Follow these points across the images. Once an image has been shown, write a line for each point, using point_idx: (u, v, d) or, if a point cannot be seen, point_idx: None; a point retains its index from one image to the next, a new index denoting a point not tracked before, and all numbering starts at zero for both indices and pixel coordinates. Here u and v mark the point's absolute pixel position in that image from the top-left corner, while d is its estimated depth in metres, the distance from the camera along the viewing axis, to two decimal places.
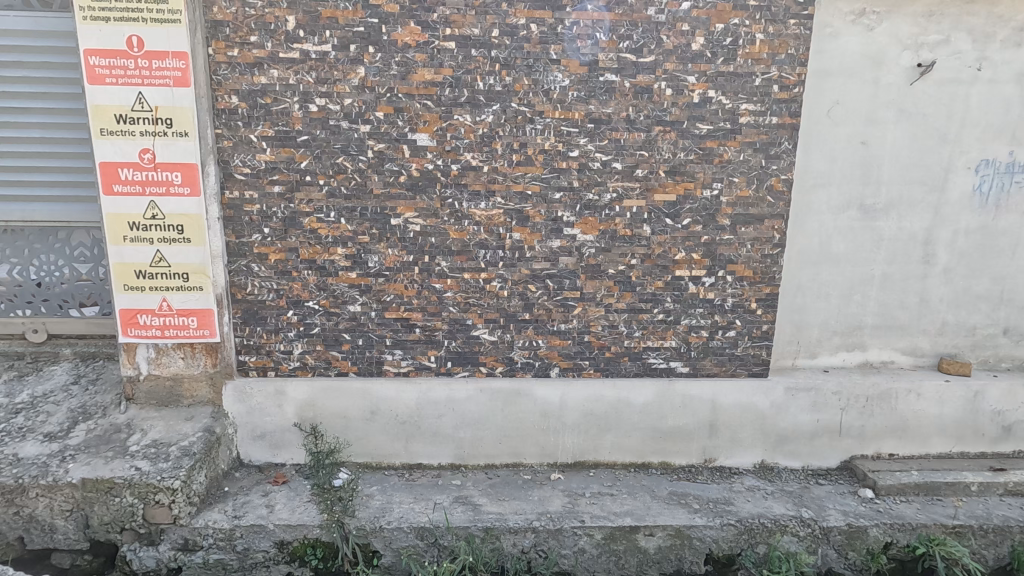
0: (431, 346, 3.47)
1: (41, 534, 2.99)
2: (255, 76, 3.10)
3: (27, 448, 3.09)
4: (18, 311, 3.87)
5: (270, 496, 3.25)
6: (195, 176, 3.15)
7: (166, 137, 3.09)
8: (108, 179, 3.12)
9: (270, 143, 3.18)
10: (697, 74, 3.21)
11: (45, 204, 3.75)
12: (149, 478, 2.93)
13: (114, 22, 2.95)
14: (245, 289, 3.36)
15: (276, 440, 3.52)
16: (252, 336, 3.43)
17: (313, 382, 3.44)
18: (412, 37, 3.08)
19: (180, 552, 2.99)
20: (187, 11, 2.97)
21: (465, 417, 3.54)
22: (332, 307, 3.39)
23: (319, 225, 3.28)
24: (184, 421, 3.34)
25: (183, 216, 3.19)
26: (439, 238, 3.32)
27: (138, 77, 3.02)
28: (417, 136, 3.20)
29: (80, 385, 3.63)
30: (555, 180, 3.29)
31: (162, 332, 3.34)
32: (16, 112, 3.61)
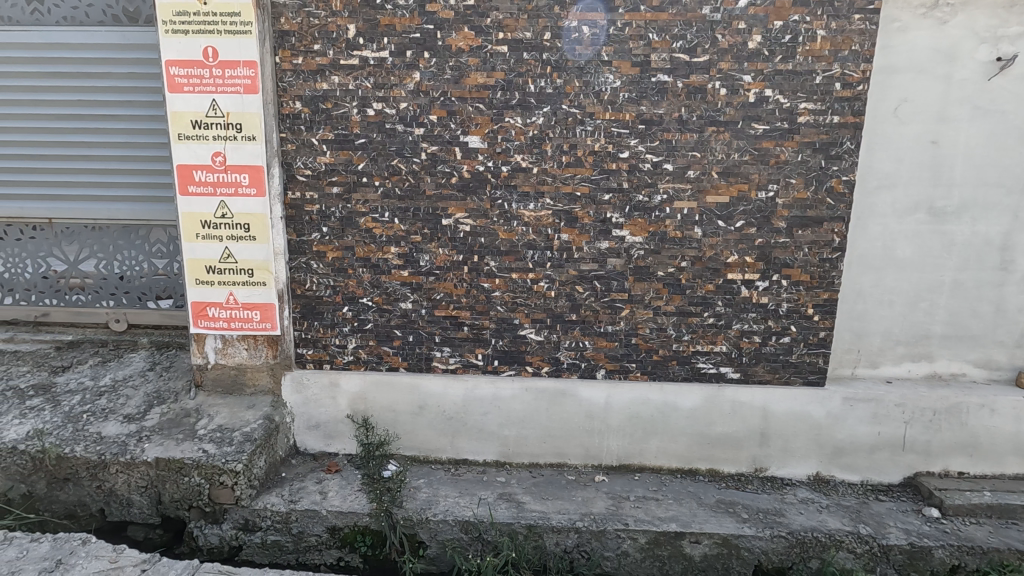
0: (479, 345, 3.53)
1: (119, 507, 3.23)
2: (317, 82, 3.26)
3: (109, 427, 3.36)
4: (103, 302, 4.24)
5: (323, 483, 3.39)
6: (262, 177, 3.34)
7: (236, 141, 3.30)
8: (184, 180, 3.36)
9: (330, 146, 3.33)
10: (753, 73, 3.14)
11: (127, 204, 4.07)
12: (215, 460, 3.13)
13: (193, 34, 3.18)
14: (304, 285, 3.53)
15: (330, 430, 3.66)
16: (309, 330, 3.59)
17: (365, 376, 3.58)
18: (465, 42, 3.16)
19: (241, 531, 3.18)
20: (257, 22, 3.16)
21: (511, 415, 3.58)
22: (385, 304, 3.51)
23: (374, 224, 3.41)
24: (247, 408, 3.54)
25: (249, 215, 3.39)
26: (488, 238, 3.38)
27: (213, 85, 3.24)
28: (469, 138, 3.27)
29: (155, 372, 3.92)
30: (604, 182, 3.29)
31: (228, 324, 3.56)
32: (104, 119, 3.93)
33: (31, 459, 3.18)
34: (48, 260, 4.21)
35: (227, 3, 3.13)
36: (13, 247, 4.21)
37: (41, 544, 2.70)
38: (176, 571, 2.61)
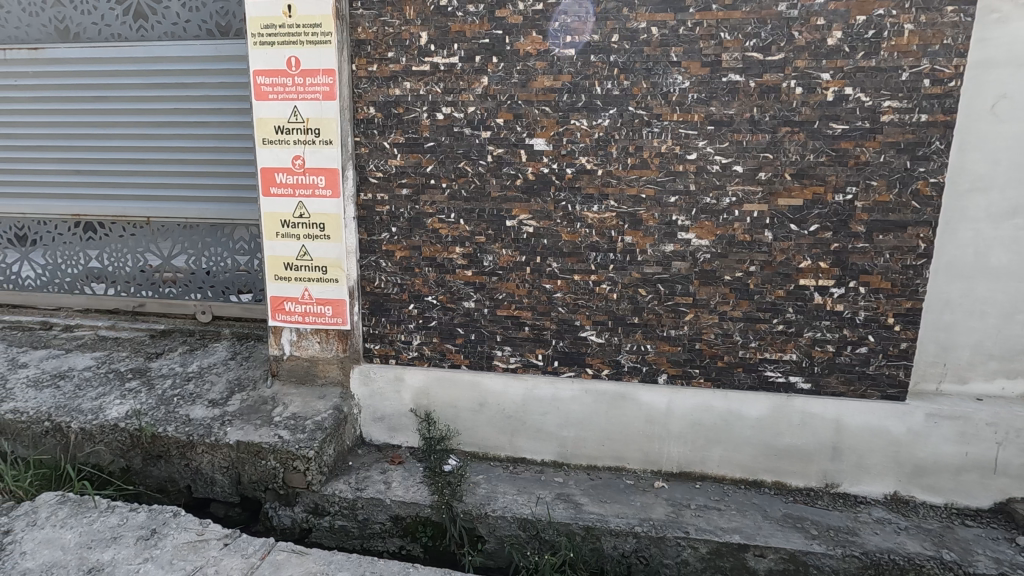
0: (540, 345, 3.56)
1: (203, 485, 3.46)
2: (390, 88, 3.40)
3: (196, 410, 3.62)
4: (192, 295, 4.59)
5: (387, 474, 3.52)
6: (337, 179, 3.52)
7: (314, 145, 3.49)
8: (266, 182, 3.59)
9: (401, 149, 3.46)
10: (832, 71, 3.01)
11: (215, 204, 4.39)
12: (289, 445, 3.30)
13: (278, 45, 3.39)
14: (373, 283, 3.67)
15: (393, 423, 3.80)
16: (377, 326, 3.73)
17: (428, 372, 3.69)
18: (533, 46, 3.21)
19: (311, 515, 3.35)
20: (336, 32, 3.34)
21: (570, 416, 3.59)
22: (449, 302, 3.61)
23: (441, 225, 3.51)
24: (318, 398, 3.74)
25: (325, 215, 3.57)
26: (552, 240, 3.41)
27: (295, 93, 3.44)
28: (535, 141, 3.31)
29: (236, 361, 4.20)
30: (670, 184, 3.25)
31: (303, 318, 3.76)
32: (196, 125, 4.25)
33: (129, 435, 3.45)
34: (145, 255, 4.60)
35: (310, 15, 3.33)
36: (116, 243, 4.63)
37: (138, 514, 2.95)
38: (255, 547, 2.79)
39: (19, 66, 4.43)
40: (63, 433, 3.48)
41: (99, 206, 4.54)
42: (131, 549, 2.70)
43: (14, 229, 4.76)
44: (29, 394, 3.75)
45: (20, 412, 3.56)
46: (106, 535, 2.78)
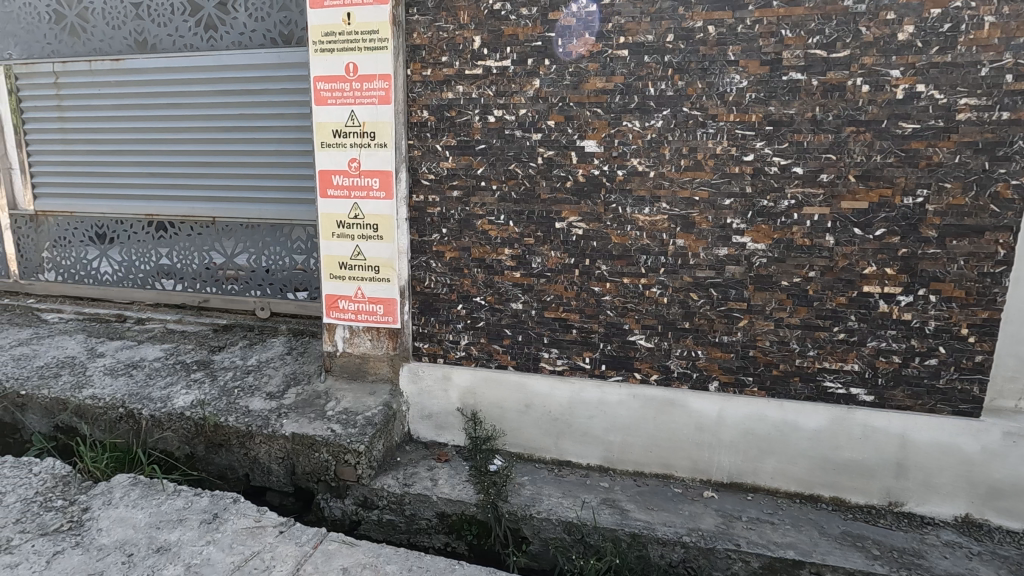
0: (587, 348, 3.54)
1: (260, 474, 3.60)
2: (443, 92, 3.46)
3: (254, 402, 3.78)
4: (253, 291, 4.82)
5: (434, 471, 3.58)
6: (390, 181, 3.61)
7: (370, 148, 3.59)
8: (324, 184, 3.72)
9: (452, 151, 3.51)
10: (902, 68, 2.86)
11: (276, 205, 4.58)
12: (341, 439, 3.40)
13: (338, 52, 3.52)
14: (423, 283, 3.74)
15: (440, 421, 3.86)
16: (426, 325, 3.80)
17: (475, 372, 3.73)
18: (586, 48, 3.20)
19: (360, 508, 3.44)
20: (393, 38, 3.43)
21: (616, 421, 3.55)
22: (497, 303, 3.63)
23: (490, 226, 3.54)
24: (368, 395, 3.84)
25: (378, 216, 3.67)
26: (601, 242, 3.39)
27: (352, 97, 3.55)
28: (586, 143, 3.30)
29: (292, 356, 4.38)
30: (725, 186, 3.17)
31: (356, 316, 3.87)
32: (260, 130, 4.45)
33: (193, 424, 3.63)
34: (211, 253, 4.85)
35: (368, 22, 3.43)
36: (184, 241, 4.90)
37: (201, 498, 3.10)
38: (308, 536, 2.89)
39: (102, 76, 4.76)
40: (135, 419, 3.70)
41: (171, 206, 4.82)
42: (195, 532, 2.84)
43: (95, 228, 5.11)
44: (105, 382, 4.01)
45: (97, 398, 3.81)
46: (173, 516, 2.94)
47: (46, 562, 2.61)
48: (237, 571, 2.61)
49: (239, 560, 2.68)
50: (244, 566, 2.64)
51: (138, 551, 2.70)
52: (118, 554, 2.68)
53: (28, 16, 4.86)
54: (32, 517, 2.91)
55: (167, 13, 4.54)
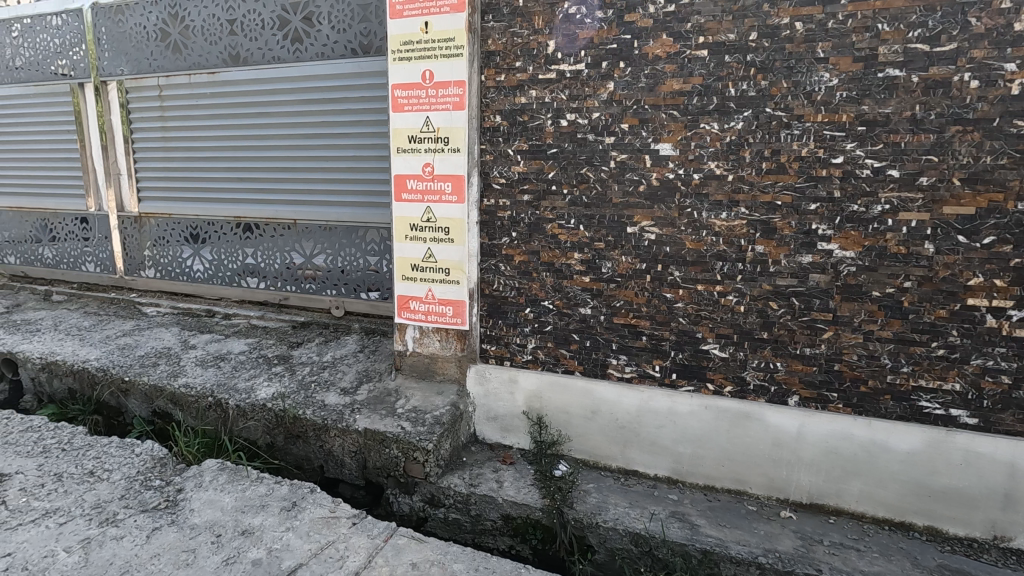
0: (657, 356, 3.45)
1: (334, 466, 3.74)
2: (516, 97, 3.48)
3: (329, 396, 3.94)
4: (329, 291, 5.04)
5: (499, 473, 3.60)
6: (463, 186, 3.67)
7: (443, 153, 3.66)
8: (399, 188, 3.84)
9: (524, 155, 3.53)
10: (1019, 60, 2.61)
11: (353, 208, 4.78)
12: (410, 436, 3.46)
13: (415, 60, 3.62)
14: (492, 286, 3.78)
15: (506, 423, 3.88)
16: (494, 328, 3.83)
17: (542, 376, 3.72)
18: (663, 49, 3.13)
19: (427, 505, 3.51)
20: (468, 45, 3.49)
21: (687, 432, 3.44)
22: (565, 308, 3.61)
23: (560, 231, 3.52)
24: (437, 394, 3.92)
25: (450, 220, 3.74)
26: (674, 248, 3.30)
27: (428, 103, 3.64)
28: (661, 146, 3.23)
29: (364, 354, 4.55)
30: (811, 190, 3.01)
31: (426, 317, 3.96)
32: (340, 137, 4.66)
33: (274, 415, 3.82)
34: (291, 254, 5.11)
35: (445, 31, 3.51)
36: (268, 242, 5.19)
37: (282, 486, 3.27)
38: (379, 529, 2.98)
39: (200, 89, 5.14)
40: (222, 408, 3.95)
41: (257, 209, 5.13)
42: (276, 518, 3.00)
43: (190, 229, 5.51)
44: (197, 372, 4.31)
45: (190, 387, 4.10)
46: (256, 502, 3.12)
47: (147, 537, 2.83)
48: (315, 559, 2.73)
49: (316, 548, 2.80)
50: (320, 554, 2.76)
51: (226, 532, 2.88)
52: (208, 534, 2.86)
53: (137, 35, 5.31)
54: (134, 494, 3.16)
55: (258, 27, 4.83)
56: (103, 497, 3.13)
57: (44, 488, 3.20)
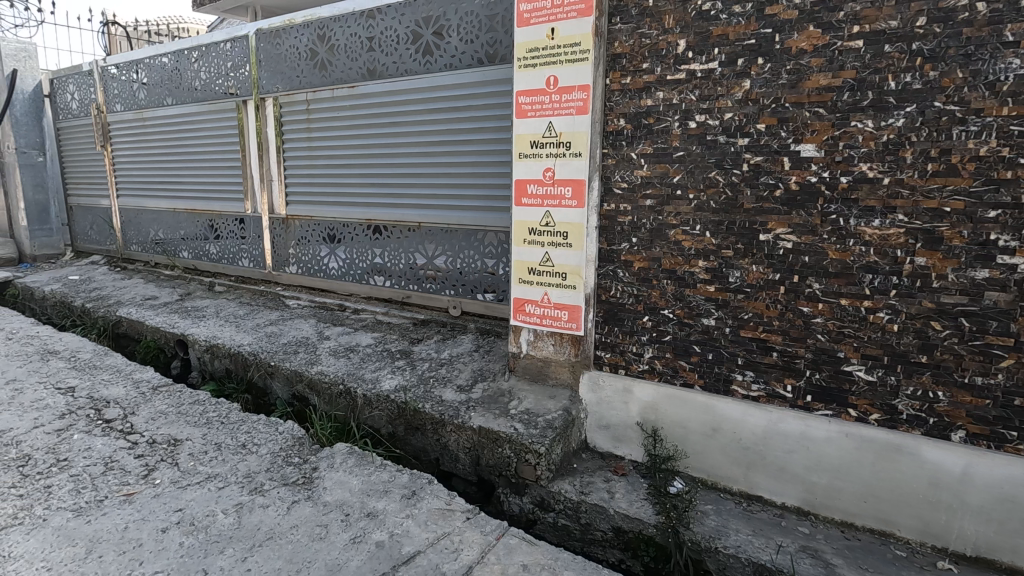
0: (789, 374, 3.18)
1: (449, 460, 3.87)
2: (643, 99, 3.38)
3: (447, 392, 4.10)
4: (447, 291, 5.27)
5: (611, 483, 3.52)
6: (583, 190, 3.64)
7: (565, 157, 3.66)
8: (520, 193, 3.91)
9: (648, 159, 3.42)
10: None
11: (472, 212, 4.96)
12: (523, 438, 3.49)
13: (540, 67, 3.67)
14: (609, 292, 3.69)
15: (618, 433, 3.79)
16: (609, 335, 3.74)
17: (658, 388, 3.59)
18: (809, 42, 2.88)
19: (537, 507, 3.52)
20: (594, 49, 3.46)
21: (823, 460, 3.15)
22: (687, 318, 3.44)
23: (684, 237, 3.37)
24: (549, 398, 3.93)
25: (570, 224, 3.73)
26: (815, 258, 3.02)
27: (551, 109, 3.67)
28: (802, 147, 2.97)
29: (480, 353, 4.69)
30: (989, 195, 2.61)
31: (541, 321, 3.99)
32: (464, 144, 4.87)
33: (396, 406, 4.05)
34: (415, 255, 5.41)
35: (571, 36, 3.52)
36: (394, 243, 5.54)
37: (402, 475, 3.45)
38: (491, 527, 3.04)
39: (341, 101, 5.61)
40: (352, 396, 4.27)
41: (386, 212, 5.50)
42: (397, 504, 3.17)
43: (327, 230, 6.04)
44: (330, 361, 4.70)
45: (324, 375, 4.47)
46: (380, 487, 3.32)
47: (288, 508, 3.13)
48: (432, 548, 2.84)
49: (432, 537, 2.92)
50: (437, 544, 2.87)
51: (353, 512, 3.10)
52: (338, 512, 3.10)
53: (291, 55, 5.92)
54: (278, 468, 3.51)
55: (393, 43, 5.16)
56: (252, 468, 3.51)
57: (208, 455, 3.66)
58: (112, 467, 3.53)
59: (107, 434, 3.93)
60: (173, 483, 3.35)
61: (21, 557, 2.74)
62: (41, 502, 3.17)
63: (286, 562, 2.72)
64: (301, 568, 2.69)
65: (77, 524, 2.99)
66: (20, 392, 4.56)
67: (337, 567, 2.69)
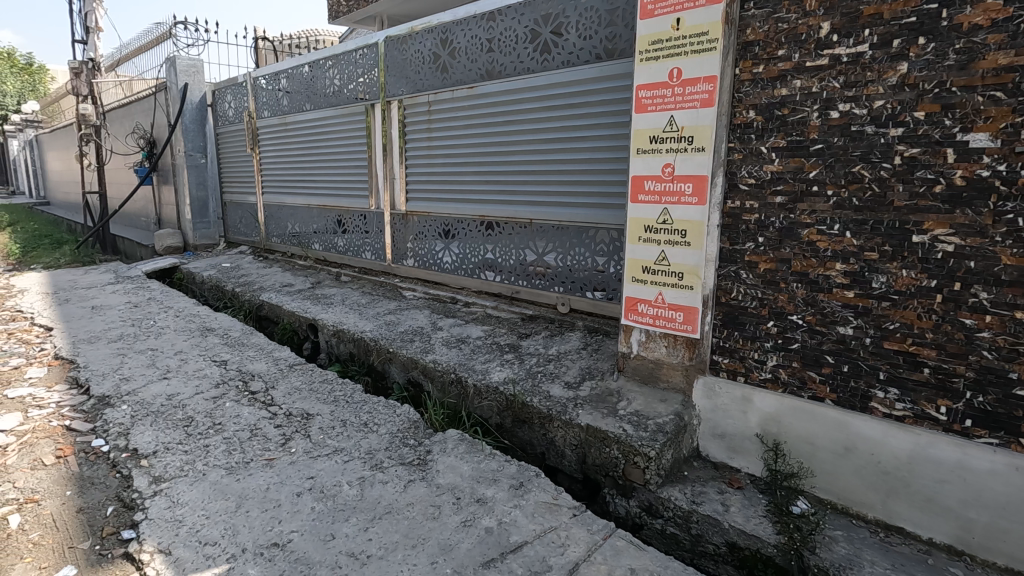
0: (944, 395, 2.81)
1: (555, 456, 3.88)
2: (776, 89, 3.15)
3: (554, 388, 4.12)
4: (556, 288, 5.30)
5: (725, 496, 3.33)
6: (705, 186, 3.47)
7: (686, 152, 3.52)
8: (636, 189, 3.82)
9: (780, 153, 3.18)
10: None
11: (584, 209, 4.94)
12: (632, 440, 3.42)
13: (663, 59, 3.56)
14: (730, 294, 3.49)
15: (734, 444, 3.59)
16: (728, 339, 3.54)
17: (783, 399, 3.34)
18: (986, 16, 2.52)
19: (644, 512, 3.42)
20: (723, 38, 3.29)
21: (983, 494, 2.76)
22: (819, 325, 3.16)
23: (819, 237, 3.10)
24: (660, 401, 3.81)
25: (688, 222, 3.58)
26: (983, 263, 2.64)
27: (673, 102, 3.54)
28: (971, 137, 2.61)
29: (587, 351, 4.66)
30: None
31: (654, 321, 3.88)
32: (578, 141, 4.87)
33: (505, 398, 4.14)
34: (526, 251, 5.51)
35: (698, 25, 3.37)
36: (505, 240, 5.68)
37: (510, 466, 3.52)
38: (599, 526, 3.01)
39: (460, 102, 5.84)
40: (463, 385, 4.44)
41: (499, 210, 5.65)
42: (506, 493, 3.24)
43: (443, 226, 6.33)
44: (443, 351, 4.91)
45: (438, 363, 4.69)
46: (489, 475, 3.42)
47: (404, 486, 3.32)
48: (539, 539, 2.87)
49: (539, 530, 2.95)
50: (544, 537, 2.90)
51: (464, 496, 3.22)
52: (450, 495, 3.23)
53: (415, 60, 6.25)
54: (395, 448, 3.74)
55: (512, 43, 5.27)
56: (373, 445, 3.77)
57: (335, 430, 3.99)
58: (256, 434, 3.96)
59: (252, 404, 4.41)
60: (306, 453, 3.69)
61: (187, 504, 3.16)
62: (201, 458, 3.64)
63: (403, 537, 2.89)
64: (417, 544, 2.84)
65: (229, 481, 3.39)
66: (185, 362, 5.26)
67: (449, 547, 2.81)
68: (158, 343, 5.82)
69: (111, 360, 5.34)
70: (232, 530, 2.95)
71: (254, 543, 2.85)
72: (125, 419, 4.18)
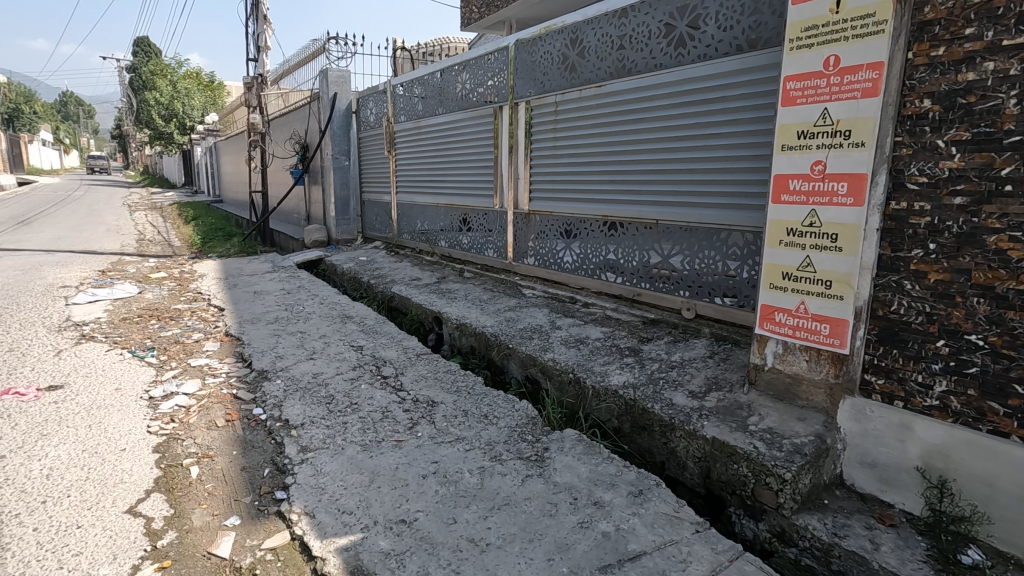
0: None
1: (675, 466, 3.72)
2: (960, 74, 2.74)
3: (677, 396, 3.95)
4: (682, 292, 5.09)
5: (875, 533, 2.97)
6: (863, 186, 3.11)
7: (841, 148, 3.18)
8: (779, 189, 3.53)
9: (962, 148, 2.76)
10: None
11: (716, 209, 4.69)
12: (764, 459, 3.18)
13: (817, 47, 3.25)
14: (889, 307, 3.10)
15: (887, 475, 3.18)
16: (884, 358, 3.14)
17: (953, 431, 2.90)
18: None
19: (775, 538, 3.16)
20: (894, 20, 2.92)
21: None
22: (1006, 348, 2.71)
23: (1011, 245, 2.65)
24: (798, 420, 3.49)
25: (840, 225, 3.23)
26: None
27: (828, 93, 3.22)
28: None
29: (714, 360, 4.41)
30: None
31: (793, 332, 3.56)
32: (713, 137, 4.63)
33: (624, 402, 4.06)
34: (650, 252, 5.37)
35: (862, 7, 3.03)
36: (629, 240, 5.57)
37: (629, 472, 3.43)
38: (724, 546, 2.82)
39: (587, 101, 5.81)
40: (581, 386, 4.41)
41: (624, 210, 5.55)
42: (624, 499, 3.17)
43: (565, 226, 6.35)
44: (562, 350, 4.93)
45: (556, 362, 4.71)
46: (607, 478, 3.36)
47: (522, 480, 3.38)
48: (658, 551, 2.77)
49: (659, 541, 2.84)
50: (663, 549, 2.79)
51: (581, 498, 3.20)
52: (567, 494, 3.23)
53: (544, 61, 6.34)
54: (514, 442, 3.82)
55: (644, 39, 5.14)
56: (493, 437, 3.89)
57: (457, 419, 4.17)
58: (387, 416, 4.26)
59: (384, 388, 4.75)
60: (431, 438, 3.90)
61: (328, 474, 3.49)
62: (340, 433, 4.00)
63: (520, 530, 2.94)
64: (534, 539, 2.87)
65: (364, 457, 3.68)
66: (328, 345, 5.81)
67: (566, 547, 2.81)
68: (306, 326, 6.49)
69: (269, 339, 6.05)
70: (366, 502, 3.19)
71: (385, 517, 3.06)
72: (279, 392, 4.71)
